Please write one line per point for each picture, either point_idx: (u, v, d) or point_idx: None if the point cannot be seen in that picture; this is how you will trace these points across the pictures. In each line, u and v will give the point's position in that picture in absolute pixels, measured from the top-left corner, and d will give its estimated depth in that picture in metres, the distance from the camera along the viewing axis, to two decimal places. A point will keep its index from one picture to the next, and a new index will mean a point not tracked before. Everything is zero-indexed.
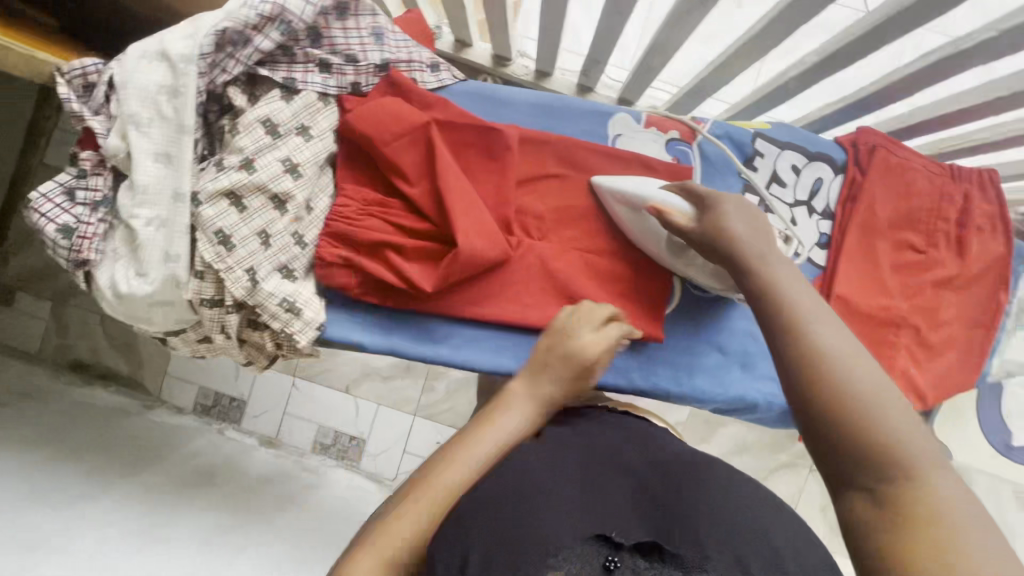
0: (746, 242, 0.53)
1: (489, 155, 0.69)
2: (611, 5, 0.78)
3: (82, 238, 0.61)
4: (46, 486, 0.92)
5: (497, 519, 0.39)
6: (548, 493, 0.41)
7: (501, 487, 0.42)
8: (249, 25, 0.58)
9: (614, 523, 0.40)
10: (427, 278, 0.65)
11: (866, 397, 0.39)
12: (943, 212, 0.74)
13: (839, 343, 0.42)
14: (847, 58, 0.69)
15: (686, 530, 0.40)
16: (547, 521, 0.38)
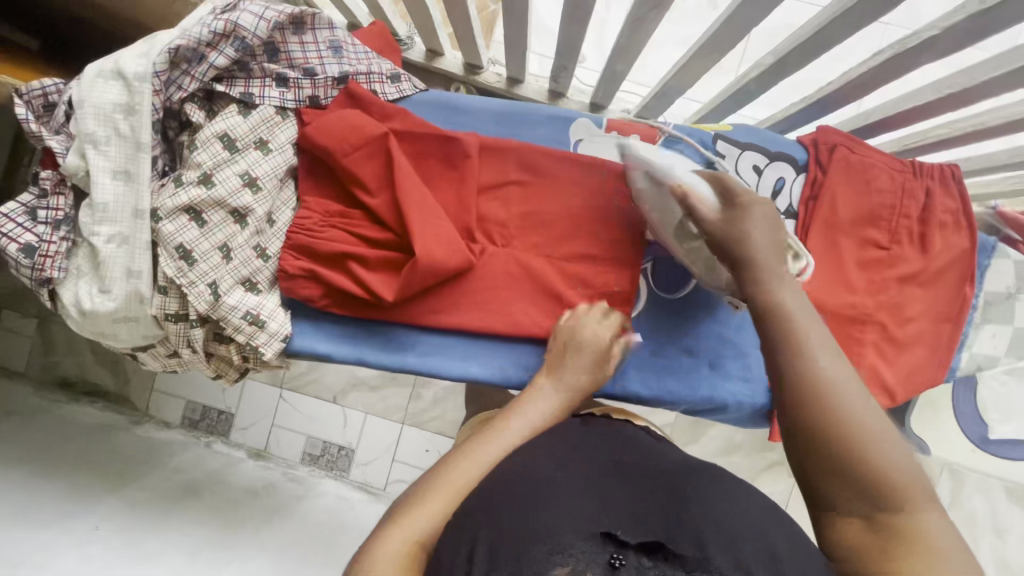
0: (761, 249, 0.52)
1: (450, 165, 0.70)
2: (571, 12, 0.79)
3: (44, 256, 0.61)
4: (28, 504, 0.91)
5: (501, 520, 0.41)
6: (556, 493, 0.43)
7: (511, 487, 0.44)
8: (202, 42, 0.59)
9: (620, 518, 0.42)
10: (389, 287, 0.66)
11: (864, 434, 0.41)
12: (906, 209, 0.74)
13: (844, 375, 0.44)
14: (801, 58, 0.69)
15: (690, 531, 0.40)
16: (551, 517, 0.40)
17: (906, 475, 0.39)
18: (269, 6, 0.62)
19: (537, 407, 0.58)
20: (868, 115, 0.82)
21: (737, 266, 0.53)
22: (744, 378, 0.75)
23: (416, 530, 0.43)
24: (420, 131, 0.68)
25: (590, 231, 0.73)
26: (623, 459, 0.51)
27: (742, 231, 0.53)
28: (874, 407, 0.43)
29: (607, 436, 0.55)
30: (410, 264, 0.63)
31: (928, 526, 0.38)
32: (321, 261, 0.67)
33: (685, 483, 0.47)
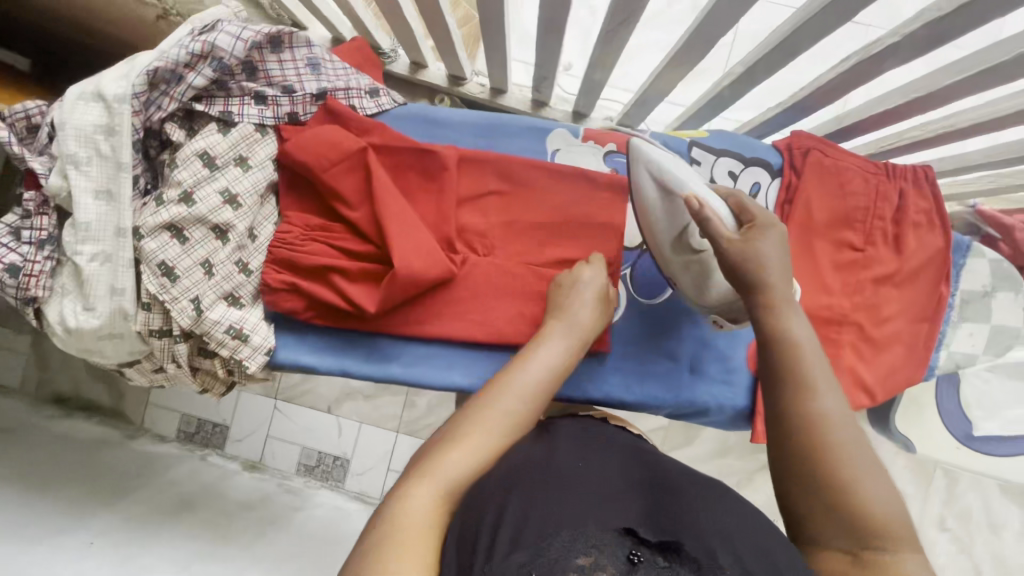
0: (777, 282, 0.56)
1: (429, 177, 0.71)
2: (547, 24, 0.80)
3: (28, 276, 0.62)
4: (23, 520, 0.92)
5: (528, 505, 0.42)
6: (577, 490, 0.44)
7: (535, 475, 0.46)
8: (180, 63, 0.60)
9: (637, 519, 0.43)
10: (370, 299, 0.66)
11: (850, 473, 0.47)
12: (880, 210, 0.76)
13: (841, 419, 0.51)
14: (770, 65, 0.71)
15: (701, 537, 0.41)
16: (573, 512, 0.41)
17: (887, 514, 0.46)
18: (246, 26, 0.63)
19: (547, 354, 0.58)
20: (843, 118, 0.83)
21: (750, 296, 0.58)
22: (724, 381, 0.76)
23: (442, 484, 0.46)
24: (399, 144, 0.70)
25: (569, 240, 0.74)
26: (636, 465, 0.52)
27: (754, 261, 0.57)
28: (866, 452, 0.49)
29: (617, 443, 0.56)
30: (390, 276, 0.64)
31: (904, 564, 0.44)
32: (304, 274, 0.68)
33: (682, 487, 0.47)
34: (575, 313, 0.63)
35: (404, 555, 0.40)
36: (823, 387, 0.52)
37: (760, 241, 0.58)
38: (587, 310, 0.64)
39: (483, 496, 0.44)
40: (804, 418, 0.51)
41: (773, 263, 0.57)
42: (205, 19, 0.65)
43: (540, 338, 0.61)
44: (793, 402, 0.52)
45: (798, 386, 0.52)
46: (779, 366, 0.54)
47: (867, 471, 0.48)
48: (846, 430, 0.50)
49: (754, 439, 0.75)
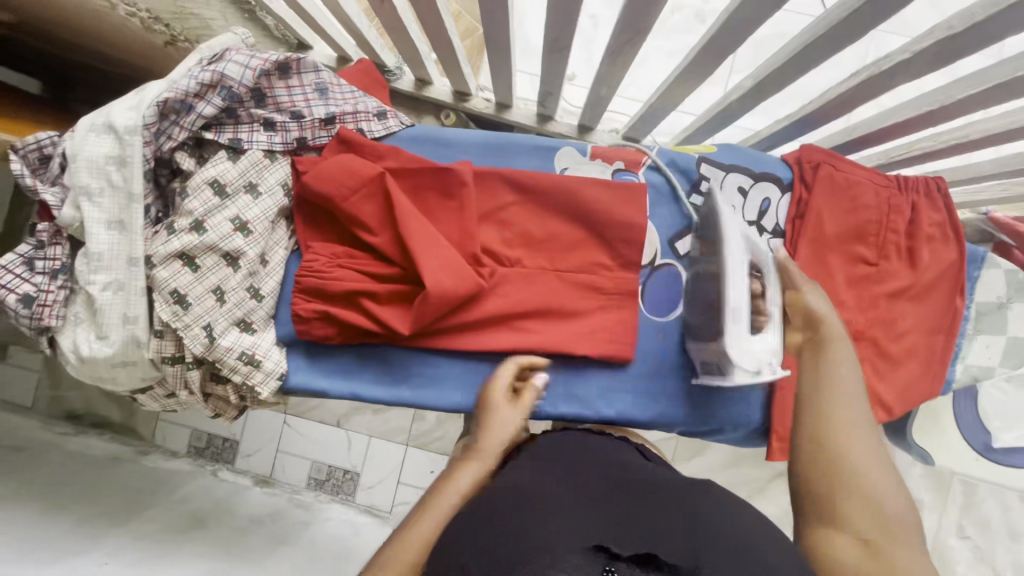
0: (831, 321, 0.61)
1: (447, 195, 0.69)
2: (553, 41, 0.80)
3: (43, 306, 0.63)
4: (38, 538, 0.93)
5: (506, 530, 0.42)
6: (551, 508, 0.44)
7: (509, 499, 0.46)
8: (190, 93, 0.60)
9: (611, 533, 0.42)
10: (403, 321, 0.66)
11: (865, 475, 0.49)
12: (894, 223, 0.74)
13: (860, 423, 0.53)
14: (779, 79, 0.71)
15: (686, 548, 0.41)
16: (545, 530, 0.41)
17: (893, 510, 0.47)
18: (254, 54, 0.63)
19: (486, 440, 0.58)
20: (853, 130, 0.83)
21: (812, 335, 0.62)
22: (738, 399, 0.75)
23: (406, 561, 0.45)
24: (416, 166, 0.68)
25: (579, 258, 0.74)
26: (613, 479, 0.52)
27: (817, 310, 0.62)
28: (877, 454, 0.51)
29: (594, 457, 0.56)
30: (422, 296, 0.63)
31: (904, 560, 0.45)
32: (330, 299, 0.67)
33: (660, 498, 0.48)
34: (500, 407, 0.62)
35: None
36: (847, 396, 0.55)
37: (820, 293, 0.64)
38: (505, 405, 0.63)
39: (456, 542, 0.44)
40: (827, 421, 0.53)
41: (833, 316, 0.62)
42: (213, 48, 0.65)
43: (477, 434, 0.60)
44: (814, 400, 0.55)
45: (829, 393, 0.56)
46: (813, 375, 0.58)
47: (880, 473, 0.49)
48: (860, 432, 0.52)
49: (770, 457, 0.74)
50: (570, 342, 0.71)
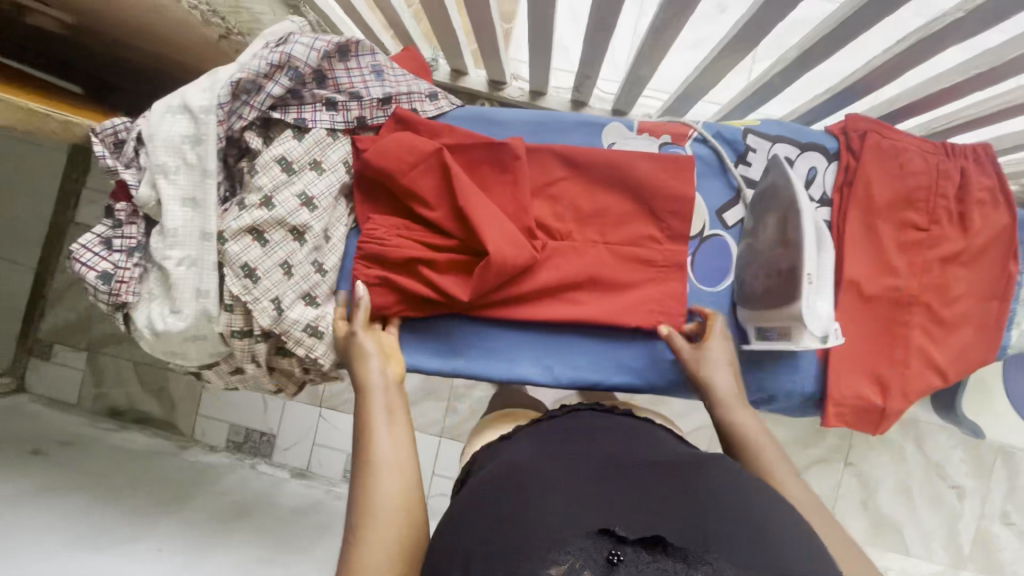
0: (723, 389, 0.64)
1: (501, 170, 0.71)
2: (596, 21, 0.82)
3: (120, 282, 0.65)
4: (93, 528, 0.96)
5: (506, 526, 0.44)
6: (556, 491, 0.46)
7: (515, 484, 0.49)
8: (261, 74, 0.63)
9: (619, 517, 0.44)
10: (464, 290, 0.68)
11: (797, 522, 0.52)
12: (943, 189, 0.74)
13: (805, 505, 0.53)
14: (824, 49, 0.72)
15: (690, 532, 0.42)
16: (545, 513, 0.44)
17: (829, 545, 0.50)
18: (318, 37, 0.66)
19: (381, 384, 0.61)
20: (896, 100, 0.83)
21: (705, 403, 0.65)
22: (793, 367, 0.75)
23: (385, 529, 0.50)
24: (471, 142, 0.70)
25: (630, 230, 0.75)
26: (627, 455, 0.53)
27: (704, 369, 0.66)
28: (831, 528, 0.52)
29: (609, 434, 0.58)
30: (483, 264, 0.65)
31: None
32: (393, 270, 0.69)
33: (663, 476, 0.49)
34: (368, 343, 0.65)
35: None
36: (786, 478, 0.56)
37: (709, 354, 0.67)
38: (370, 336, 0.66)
39: (449, 545, 0.47)
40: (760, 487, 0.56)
41: (722, 380, 0.65)
42: (276, 34, 0.68)
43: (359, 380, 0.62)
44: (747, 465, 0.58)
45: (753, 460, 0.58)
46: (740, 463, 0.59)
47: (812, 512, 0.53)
48: (816, 514, 0.53)
49: (824, 424, 0.75)
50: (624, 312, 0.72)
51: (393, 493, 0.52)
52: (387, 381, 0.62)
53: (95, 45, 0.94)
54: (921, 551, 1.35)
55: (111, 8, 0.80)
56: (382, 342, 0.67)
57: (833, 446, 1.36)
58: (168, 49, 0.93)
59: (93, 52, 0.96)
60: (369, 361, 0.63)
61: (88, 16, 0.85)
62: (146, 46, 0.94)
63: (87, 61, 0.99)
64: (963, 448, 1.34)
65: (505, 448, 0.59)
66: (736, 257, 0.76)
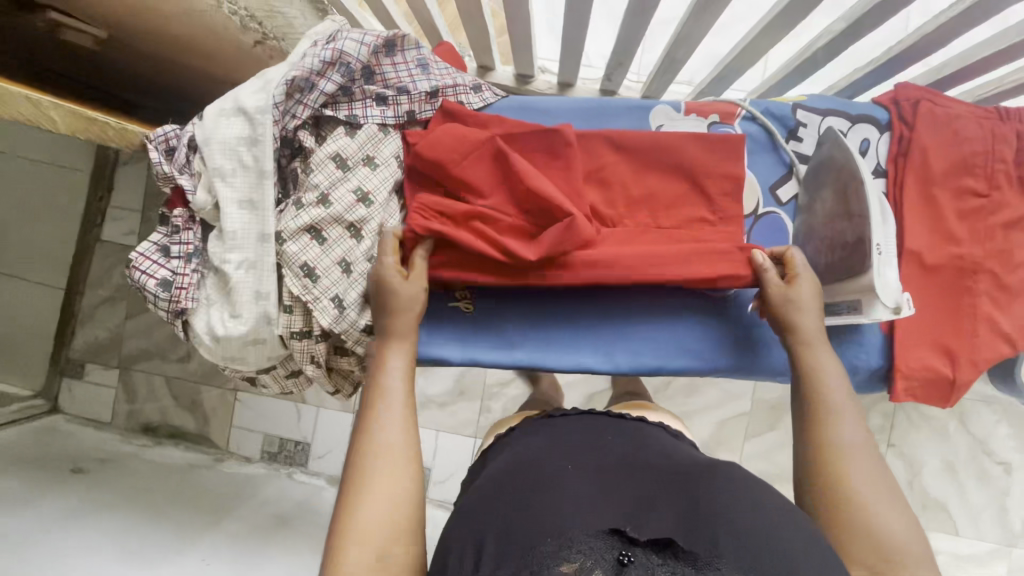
0: (807, 327, 0.62)
1: (553, 155, 0.70)
2: (634, 6, 0.82)
3: (180, 289, 0.65)
4: (141, 547, 0.96)
5: (513, 522, 0.44)
6: (564, 492, 0.46)
7: (520, 482, 0.48)
8: (314, 72, 0.63)
9: (629, 515, 0.44)
10: (527, 250, 0.65)
11: (846, 460, 0.53)
12: (1001, 153, 0.73)
13: (860, 443, 0.54)
14: (874, 19, 0.71)
15: (696, 533, 0.42)
16: (556, 511, 0.43)
17: (868, 489, 0.51)
18: (366, 32, 0.66)
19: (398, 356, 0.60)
20: (942, 68, 0.82)
21: (785, 340, 0.63)
22: (854, 342, 0.74)
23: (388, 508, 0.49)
24: (521, 131, 0.70)
25: (693, 211, 0.72)
26: (633, 457, 0.52)
27: (791, 308, 0.63)
28: (879, 477, 0.52)
29: (612, 431, 0.57)
30: (564, 223, 0.64)
31: (892, 525, 0.49)
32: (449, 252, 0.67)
33: (673, 476, 0.48)
34: (399, 294, 0.62)
35: (373, 559, 0.47)
36: (851, 424, 0.55)
37: (800, 293, 0.63)
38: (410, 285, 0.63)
39: (464, 528, 0.46)
40: (818, 420, 0.56)
41: (808, 319, 0.62)
42: (322, 32, 0.68)
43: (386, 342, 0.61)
44: (811, 400, 0.58)
45: (815, 398, 0.58)
46: (806, 400, 0.58)
47: (862, 450, 0.53)
48: (867, 452, 0.53)
49: (894, 398, 0.74)
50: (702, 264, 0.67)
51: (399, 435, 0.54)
52: (412, 324, 0.62)
53: (117, 56, 0.94)
54: (971, 530, 1.33)
55: (138, 10, 0.79)
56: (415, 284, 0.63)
57: (875, 427, 1.34)
58: (193, 56, 0.93)
59: (116, 64, 0.96)
60: (399, 321, 0.61)
61: (103, 10, 0.81)
62: (169, 55, 0.94)
63: (112, 74, 0.98)
64: (1009, 422, 1.32)
65: (511, 443, 0.58)
66: (793, 234, 0.75)
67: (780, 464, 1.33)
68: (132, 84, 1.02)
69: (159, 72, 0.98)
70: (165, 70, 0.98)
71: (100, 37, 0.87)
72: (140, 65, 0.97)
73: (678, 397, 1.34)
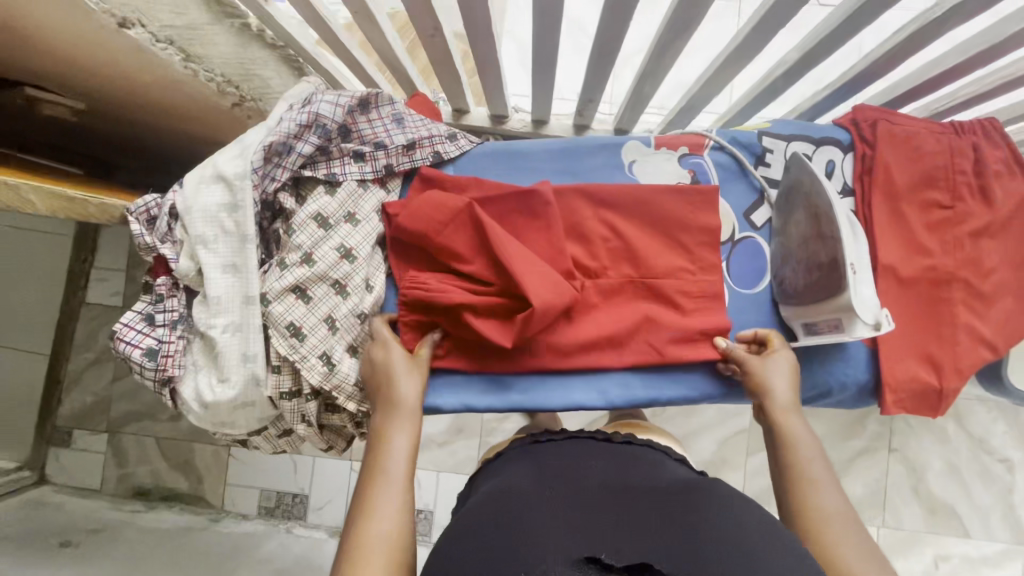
0: (781, 398, 0.63)
1: (534, 216, 0.71)
2: (599, 48, 0.85)
3: (166, 357, 0.65)
4: None
5: (486, 552, 0.43)
6: (541, 514, 0.45)
7: (502, 509, 0.47)
8: (290, 135, 0.65)
9: (609, 541, 0.43)
10: (504, 334, 0.66)
11: (830, 529, 0.52)
12: (960, 165, 0.75)
13: (841, 510, 0.53)
14: (827, 47, 0.75)
15: (680, 558, 0.41)
16: (538, 539, 0.42)
17: (851, 556, 0.49)
18: (341, 93, 0.68)
19: (400, 445, 0.58)
20: (897, 87, 0.87)
21: (760, 407, 0.65)
22: (842, 360, 0.75)
23: None
24: (495, 194, 0.71)
25: (675, 242, 0.74)
26: (615, 481, 0.51)
27: (761, 376, 0.66)
28: (864, 543, 0.50)
29: (597, 456, 0.55)
30: (526, 314, 0.64)
31: None
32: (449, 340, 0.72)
33: (657, 499, 0.48)
34: (395, 391, 0.62)
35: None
36: (823, 481, 0.56)
37: (767, 363, 0.67)
38: (406, 384, 0.63)
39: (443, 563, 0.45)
40: (798, 487, 0.56)
41: (781, 387, 0.64)
42: (298, 95, 0.70)
43: (378, 438, 0.59)
44: (789, 469, 0.58)
45: (794, 467, 0.58)
46: (786, 469, 0.58)
47: (841, 516, 0.52)
48: (846, 518, 0.52)
49: (885, 412, 0.74)
50: (671, 348, 0.72)
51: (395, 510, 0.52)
52: (417, 396, 0.63)
53: (95, 125, 0.95)
54: (981, 532, 1.32)
55: (116, 84, 0.81)
56: (412, 363, 0.66)
57: (875, 435, 1.34)
58: (170, 119, 0.94)
59: (93, 131, 0.97)
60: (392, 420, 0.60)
61: (81, 85, 0.82)
62: (146, 121, 0.95)
63: (90, 140, 1.00)
64: (1006, 420, 1.33)
65: (497, 471, 0.58)
66: (770, 257, 0.77)
67: None
68: (110, 145, 1.03)
69: (137, 137, 1.00)
70: (142, 134, 0.99)
71: (79, 108, 0.89)
72: (118, 131, 0.98)
73: (677, 419, 1.33)
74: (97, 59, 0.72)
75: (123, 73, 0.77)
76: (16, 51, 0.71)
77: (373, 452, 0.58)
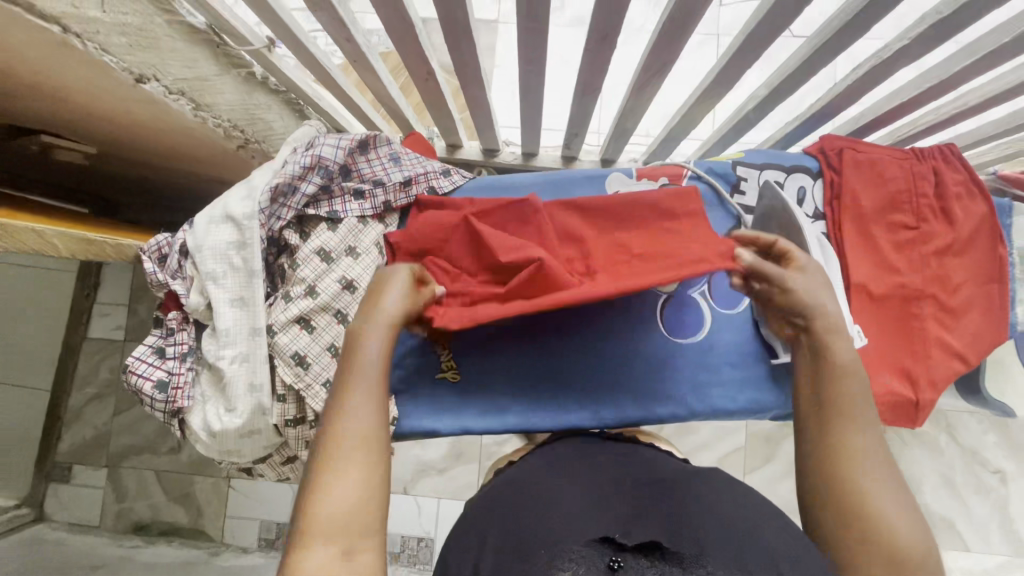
0: (831, 316, 0.61)
1: (524, 222, 0.71)
2: (582, 88, 0.91)
3: (176, 388, 0.67)
4: None
5: (506, 531, 0.47)
6: (558, 502, 0.49)
7: (521, 498, 0.50)
8: (295, 176, 0.70)
9: (620, 526, 0.45)
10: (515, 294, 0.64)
11: (858, 450, 0.53)
12: (922, 189, 0.81)
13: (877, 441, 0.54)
14: (791, 83, 0.81)
15: (679, 538, 0.44)
16: (560, 522, 0.46)
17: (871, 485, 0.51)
18: (342, 136, 0.74)
19: (375, 352, 0.55)
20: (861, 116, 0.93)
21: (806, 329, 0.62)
22: None
23: (337, 512, 0.45)
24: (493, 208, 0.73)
25: None
26: (623, 475, 0.54)
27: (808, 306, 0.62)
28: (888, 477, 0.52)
29: (605, 454, 0.59)
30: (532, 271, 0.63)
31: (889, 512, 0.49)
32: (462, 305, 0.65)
33: (656, 492, 0.51)
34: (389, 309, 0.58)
35: (340, 555, 0.44)
36: (866, 427, 0.55)
37: (811, 283, 0.63)
38: (392, 301, 0.59)
39: (465, 544, 0.49)
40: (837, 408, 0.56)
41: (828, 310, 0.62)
42: (301, 138, 0.75)
43: (355, 345, 0.56)
44: (836, 386, 0.57)
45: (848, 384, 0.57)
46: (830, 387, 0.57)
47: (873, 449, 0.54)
48: (876, 451, 0.53)
49: None
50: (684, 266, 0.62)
51: (366, 428, 0.51)
52: (397, 310, 0.58)
53: (105, 164, 0.99)
54: (980, 544, 1.33)
55: (127, 130, 0.86)
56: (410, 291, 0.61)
57: None
58: (177, 160, 0.99)
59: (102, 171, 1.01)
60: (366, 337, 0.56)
61: (95, 133, 0.87)
62: (153, 163, 1.00)
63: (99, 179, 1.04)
64: (995, 431, 1.36)
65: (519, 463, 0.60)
66: None
67: (784, 497, 1.33)
68: (118, 184, 1.08)
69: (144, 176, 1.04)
70: (148, 173, 1.04)
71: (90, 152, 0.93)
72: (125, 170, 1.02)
73: (674, 439, 1.35)
74: (109, 107, 0.77)
75: (135, 120, 0.82)
76: (33, 102, 0.75)
77: (348, 360, 0.55)
